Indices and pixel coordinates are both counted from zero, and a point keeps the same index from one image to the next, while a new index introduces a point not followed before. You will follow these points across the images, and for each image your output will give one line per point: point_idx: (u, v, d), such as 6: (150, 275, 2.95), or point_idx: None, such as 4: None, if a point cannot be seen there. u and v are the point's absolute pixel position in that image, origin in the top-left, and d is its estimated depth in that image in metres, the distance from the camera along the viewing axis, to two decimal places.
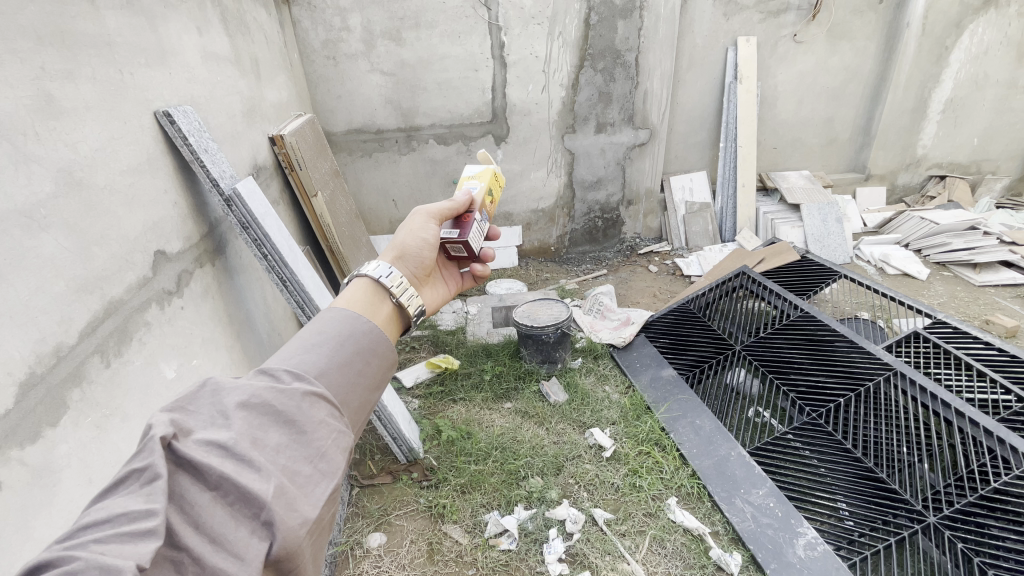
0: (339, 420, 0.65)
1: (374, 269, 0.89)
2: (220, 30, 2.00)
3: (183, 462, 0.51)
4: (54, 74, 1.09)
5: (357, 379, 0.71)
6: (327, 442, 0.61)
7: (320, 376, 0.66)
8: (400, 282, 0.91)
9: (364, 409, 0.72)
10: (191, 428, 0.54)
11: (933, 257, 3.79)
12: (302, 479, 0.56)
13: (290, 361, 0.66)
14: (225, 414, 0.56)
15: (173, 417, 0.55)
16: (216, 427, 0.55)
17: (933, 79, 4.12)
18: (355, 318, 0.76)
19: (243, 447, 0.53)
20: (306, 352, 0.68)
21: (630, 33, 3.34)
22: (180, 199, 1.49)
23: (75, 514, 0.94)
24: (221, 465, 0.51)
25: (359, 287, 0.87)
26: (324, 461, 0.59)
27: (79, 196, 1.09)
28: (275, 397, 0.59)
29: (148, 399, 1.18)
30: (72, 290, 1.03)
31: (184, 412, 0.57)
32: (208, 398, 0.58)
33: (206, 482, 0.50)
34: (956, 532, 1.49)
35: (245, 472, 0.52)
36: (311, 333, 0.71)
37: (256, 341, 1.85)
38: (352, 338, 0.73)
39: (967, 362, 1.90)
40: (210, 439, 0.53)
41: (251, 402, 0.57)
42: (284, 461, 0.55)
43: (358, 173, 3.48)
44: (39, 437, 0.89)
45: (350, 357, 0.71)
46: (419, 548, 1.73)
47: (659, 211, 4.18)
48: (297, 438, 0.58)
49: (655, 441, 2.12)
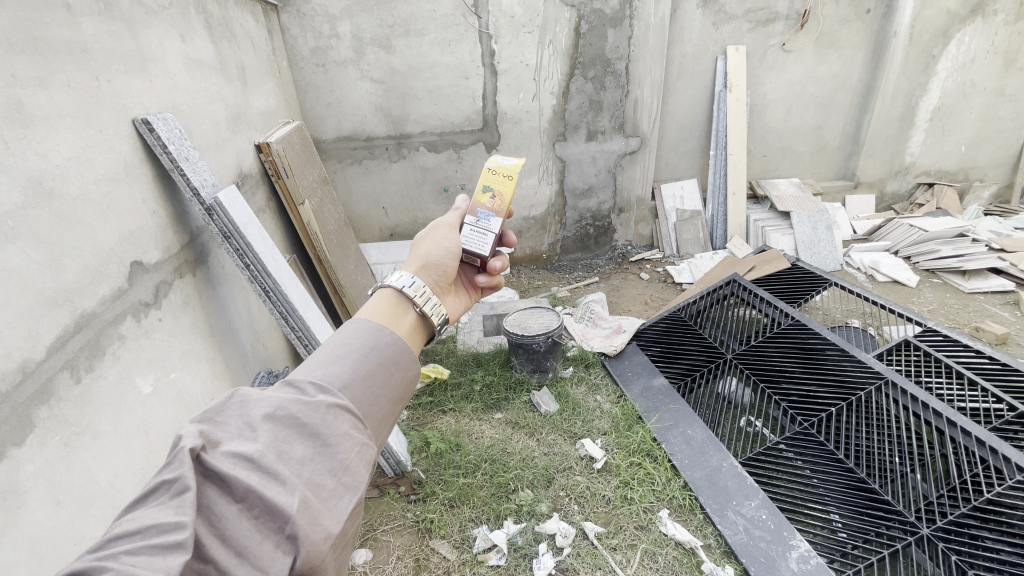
0: (364, 432, 0.60)
1: (397, 280, 0.86)
2: (204, 36, 1.98)
3: (212, 473, 0.48)
4: (25, 81, 1.06)
5: (381, 391, 0.67)
6: (351, 456, 0.56)
7: (345, 387, 0.62)
8: (423, 292, 0.87)
9: (388, 421, 0.67)
10: (218, 439, 0.52)
11: (923, 264, 3.82)
12: (326, 492, 0.52)
13: (316, 372, 0.62)
14: (252, 425, 0.53)
15: (202, 427, 0.52)
16: (243, 438, 0.52)
17: (920, 87, 4.16)
18: (378, 329, 0.72)
19: (269, 459, 0.50)
20: (330, 362, 0.64)
21: (620, 42, 3.35)
22: (159, 208, 1.45)
23: (44, 537, 0.90)
24: (247, 477, 0.48)
25: (382, 298, 0.83)
26: (349, 474, 0.55)
27: (50, 206, 1.06)
28: (301, 410, 0.56)
29: (122, 416, 1.14)
30: (41, 303, 0.99)
31: (212, 423, 0.54)
32: (236, 409, 0.55)
33: (233, 494, 0.48)
34: (949, 544, 1.48)
35: (270, 486, 0.49)
36: (335, 343, 0.67)
37: (239, 352, 1.81)
38: (376, 349, 0.69)
39: (957, 371, 1.90)
40: (237, 451, 0.50)
41: (277, 414, 0.54)
42: (309, 474, 0.52)
43: (348, 180, 3.45)
44: (2, 457, 0.85)
45: (374, 368, 0.67)
46: (406, 564, 1.69)
47: (651, 219, 4.18)
48: (322, 451, 0.54)
49: (647, 451, 2.09)
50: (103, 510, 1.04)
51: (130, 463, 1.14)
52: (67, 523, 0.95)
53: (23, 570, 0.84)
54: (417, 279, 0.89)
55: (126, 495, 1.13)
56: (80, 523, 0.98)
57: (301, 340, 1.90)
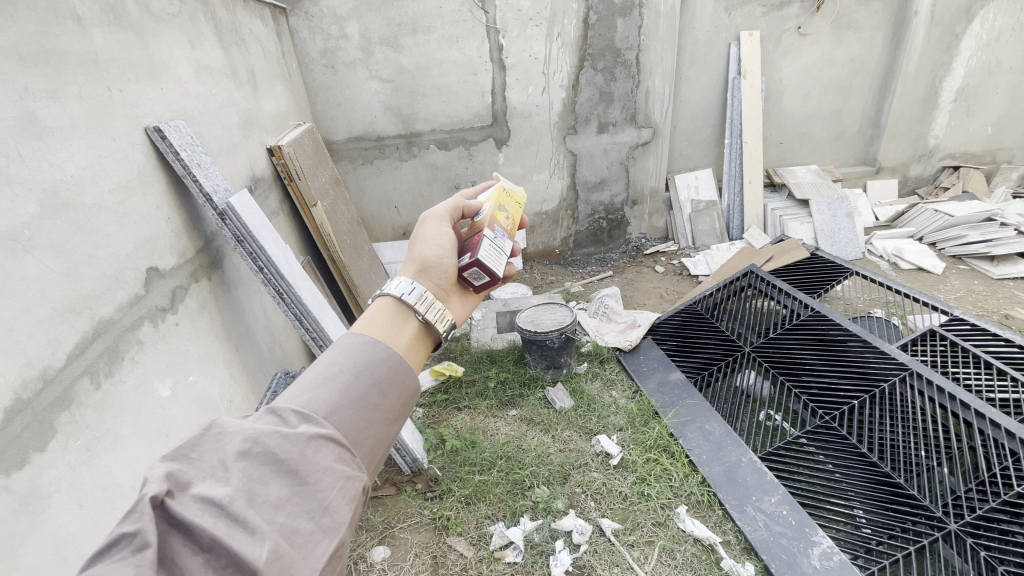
0: (349, 465, 0.60)
1: (396, 287, 0.85)
2: (214, 42, 2.00)
3: (176, 522, 0.47)
4: (38, 94, 1.08)
5: (371, 415, 0.66)
6: (331, 494, 0.56)
7: (329, 415, 0.62)
8: (424, 298, 0.87)
9: (378, 446, 0.67)
10: (190, 479, 0.51)
11: (948, 250, 3.69)
12: (300, 539, 0.52)
13: (300, 399, 0.62)
14: (225, 464, 0.52)
15: (171, 467, 0.51)
16: (214, 479, 0.51)
17: (943, 67, 4.04)
18: (372, 345, 0.72)
19: (239, 505, 0.49)
20: (317, 387, 0.64)
21: (629, 31, 3.30)
22: (173, 215, 1.48)
23: (71, 539, 0.93)
24: (214, 527, 0.47)
25: (382, 307, 0.83)
26: (327, 515, 0.55)
27: (66, 217, 1.08)
28: (279, 444, 0.55)
29: (143, 419, 1.17)
30: (60, 311, 1.02)
31: (185, 460, 0.53)
32: (212, 444, 0.55)
33: (198, 544, 0.47)
34: (979, 539, 1.43)
35: (238, 535, 0.48)
36: (324, 364, 0.67)
37: (256, 353, 1.84)
38: (367, 368, 0.69)
39: (987, 360, 1.82)
40: (207, 496, 0.49)
41: (253, 451, 0.54)
42: (283, 519, 0.51)
43: (359, 180, 3.47)
44: (25, 462, 0.87)
45: (364, 391, 0.67)
46: (424, 561, 1.70)
47: (665, 210, 4.12)
48: (299, 491, 0.54)
49: (664, 447, 2.07)
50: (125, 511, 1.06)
51: (151, 465, 1.16)
52: (90, 525, 0.98)
53: (49, 573, 0.87)
54: (419, 284, 0.89)
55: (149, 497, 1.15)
56: (103, 525, 1.01)
57: (316, 342, 1.92)
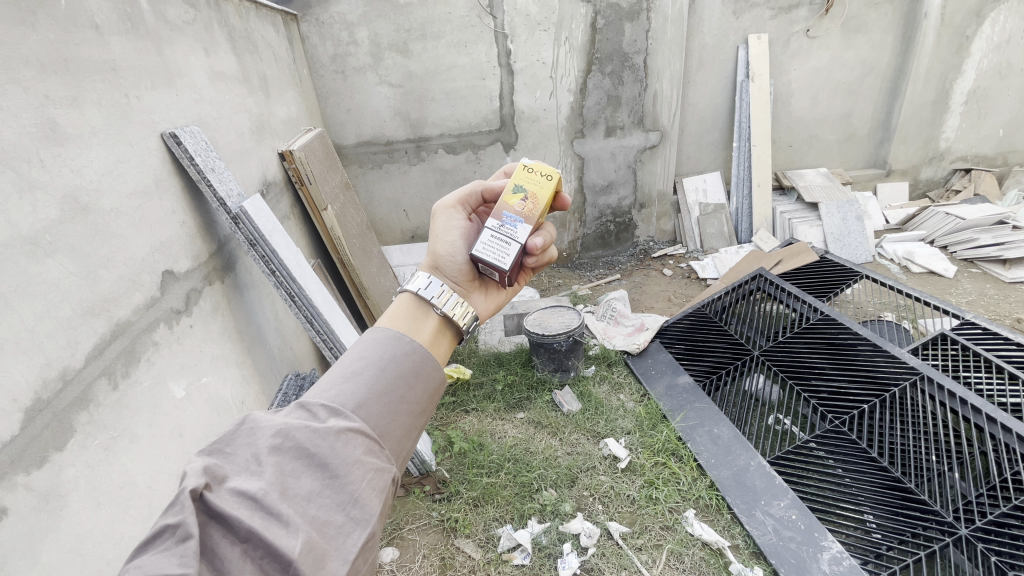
0: (378, 457, 0.61)
1: (417, 283, 0.88)
2: (227, 50, 2.04)
3: (214, 514, 0.48)
4: (58, 101, 1.11)
5: (399, 408, 0.68)
6: (362, 486, 0.57)
7: (358, 408, 0.63)
8: (443, 293, 0.89)
9: (406, 438, 0.68)
10: (225, 474, 0.53)
11: (960, 253, 3.66)
12: (332, 530, 0.53)
13: (329, 393, 0.63)
14: (259, 459, 0.54)
15: (208, 463, 0.53)
16: (249, 474, 0.53)
17: (954, 70, 4.01)
18: (397, 339, 0.74)
19: (273, 498, 0.51)
20: (344, 381, 0.65)
21: (637, 35, 3.32)
22: (188, 219, 1.51)
23: (88, 536, 0.95)
24: (249, 519, 0.49)
25: (401, 304, 0.85)
26: (358, 507, 0.56)
27: (85, 221, 1.11)
28: (309, 438, 0.56)
29: (158, 419, 1.19)
30: (79, 313, 1.04)
31: (221, 455, 0.55)
32: (245, 439, 0.56)
33: (235, 535, 0.48)
34: (990, 544, 1.41)
35: (273, 527, 0.49)
36: (351, 358, 0.69)
37: (267, 355, 1.86)
38: (392, 362, 0.70)
39: (997, 364, 1.80)
40: (242, 490, 0.51)
41: (284, 446, 0.55)
42: (314, 512, 0.53)
43: (369, 184, 3.50)
44: (45, 461, 0.89)
45: (390, 384, 0.68)
46: (432, 563, 1.71)
47: (672, 213, 4.12)
48: (330, 484, 0.55)
49: (672, 450, 2.07)
50: (141, 510, 1.08)
51: (166, 465, 1.19)
52: (107, 523, 1.00)
53: (68, 569, 0.89)
54: (443, 282, 0.91)
55: (163, 496, 1.18)
56: (120, 523, 1.03)
57: (326, 344, 1.94)
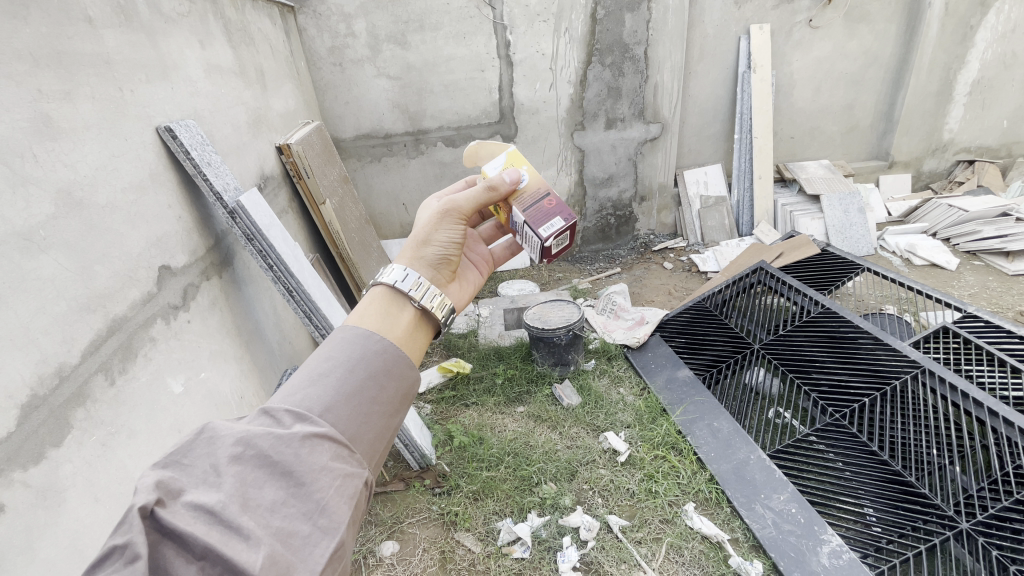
0: (347, 462, 0.61)
1: (390, 275, 0.86)
2: (223, 42, 2.02)
3: (167, 531, 0.47)
4: (51, 95, 1.10)
5: (370, 410, 0.68)
6: (329, 493, 0.57)
7: (325, 413, 0.63)
8: (420, 285, 0.87)
9: (378, 440, 0.68)
10: (181, 487, 0.51)
11: (962, 246, 3.64)
12: (298, 541, 0.53)
13: (294, 398, 0.63)
14: (218, 470, 0.53)
15: (162, 476, 0.51)
16: (207, 486, 0.52)
17: (958, 60, 3.98)
18: (367, 337, 0.73)
19: (232, 511, 0.50)
20: (310, 385, 0.65)
21: (638, 26, 3.28)
22: (184, 214, 1.50)
23: (86, 532, 0.95)
24: (207, 534, 0.48)
25: (375, 296, 0.84)
26: (326, 515, 0.56)
27: (80, 215, 1.10)
28: (272, 446, 0.56)
29: (156, 414, 1.19)
30: (75, 309, 1.04)
31: (177, 467, 0.54)
32: (204, 449, 0.55)
33: (192, 553, 0.47)
34: (990, 538, 1.41)
35: (233, 542, 0.48)
36: (319, 359, 0.68)
37: (266, 350, 1.86)
38: (362, 362, 0.70)
39: (999, 357, 1.79)
40: (199, 503, 0.49)
41: (246, 456, 0.54)
42: (278, 523, 0.52)
43: (368, 177, 3.48)
44: (42, 457, 0.89)
45: (360, 386, 0.68)
46: (432, 556, 1.72)
47: (673, 206, 4.09)
48: (295, 493, 0.55)
49: (672, 444, 2.07)
50: None
51: None
52: (106, 519, 0.99)
53: (66, 565, 0.89)
54: (413, 272, 0.89)
55: None
56: (118, 519, 1.03)
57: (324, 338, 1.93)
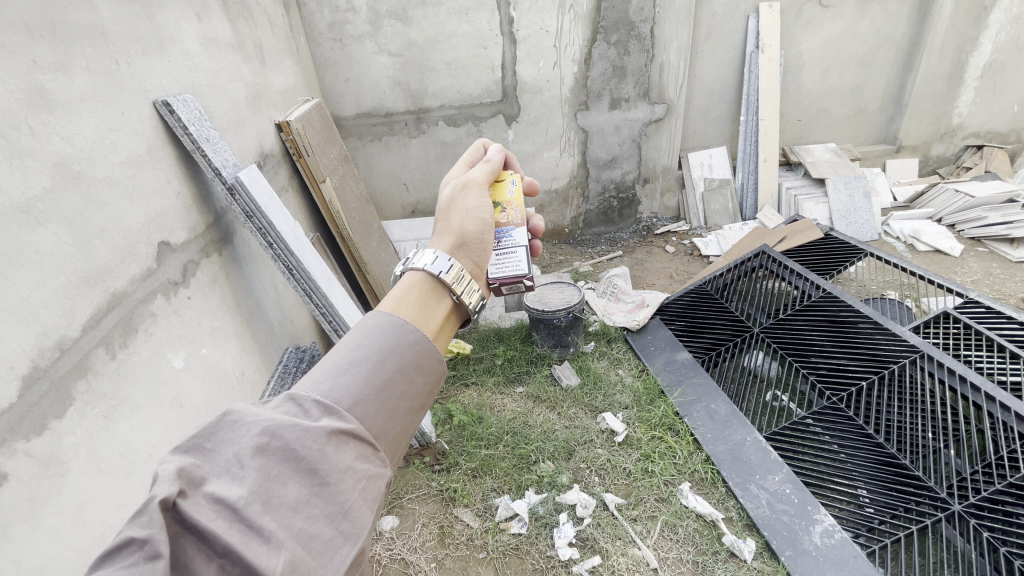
0: (371, 462, 0.60)
1: (432, 263, 0.84)
2: (221, 16, 1.98)
3: (187, 525, 0.47)
4: (46, 66, 1.08)
5: (398, 405, 0.67)
6: (351, 495, 0.56)
7: (353, 406, 0.62)
8: (458, 275, 0.85)
9: (402, 437, 0.67)
10: (203, 476, 0.52)
11: (967, 232, 3.61)
12: (320, 545, 0.52)
13: (322, 388, 0.62)
14: (242, 461, 0.53)
15: (185, 464, 0.52)
16: (230, 477, 0.52)
17: (970, 42, 3.90)
18: (400, 327, 0.71)
19: (254, 510, 0.50)
20: (340, 373, 0.64)
21: (644, 3, 3.21)
22: (183, 190, 1.49)
23: (89, 501, 0.97)
24: (228, 533, 0.48)
25: (414, 280, 0.82)
26: (348, 520, 0.55)
27: (78, 190, 1.09)
28: (298, 439, 0.55)
29: (158, 389, 1.20)
30: (75, 283, 1.04)
31: (201, 453, 0.54)
32: (228, 435, 0.55)
33: (212, 551, 0.47)
34: (982, 521, 1.43)
35: (253, 543, 0.48)
36: (350, 347, 0.67)
37: (267, 327, 1.87)
38: (393, 353, 0.68)
39: (998, 343, 1.79)
40: (220, 496, 0.50)
41: (271, 449, 0.54)
42: (300, 524, 0.52)
43: (369, 157, 3.46)
44: (45, 428, 0.90)
45: (390, 378, 0.67)
46: (430, 531, 1.75)
47: (677, 189, 4.05)
48: (318, 492, 0.54)
49: (669, 425, 2.08)
50: (142, 477, 1.10)
51: (166, 434, 1.20)
52: (109, 489, 1.01)
53: (70, 532, 0.91)
54: (454, 260, 0.87)
55: None
56: (120, 490, 1.04)
57: (325, 317, 1.94)
